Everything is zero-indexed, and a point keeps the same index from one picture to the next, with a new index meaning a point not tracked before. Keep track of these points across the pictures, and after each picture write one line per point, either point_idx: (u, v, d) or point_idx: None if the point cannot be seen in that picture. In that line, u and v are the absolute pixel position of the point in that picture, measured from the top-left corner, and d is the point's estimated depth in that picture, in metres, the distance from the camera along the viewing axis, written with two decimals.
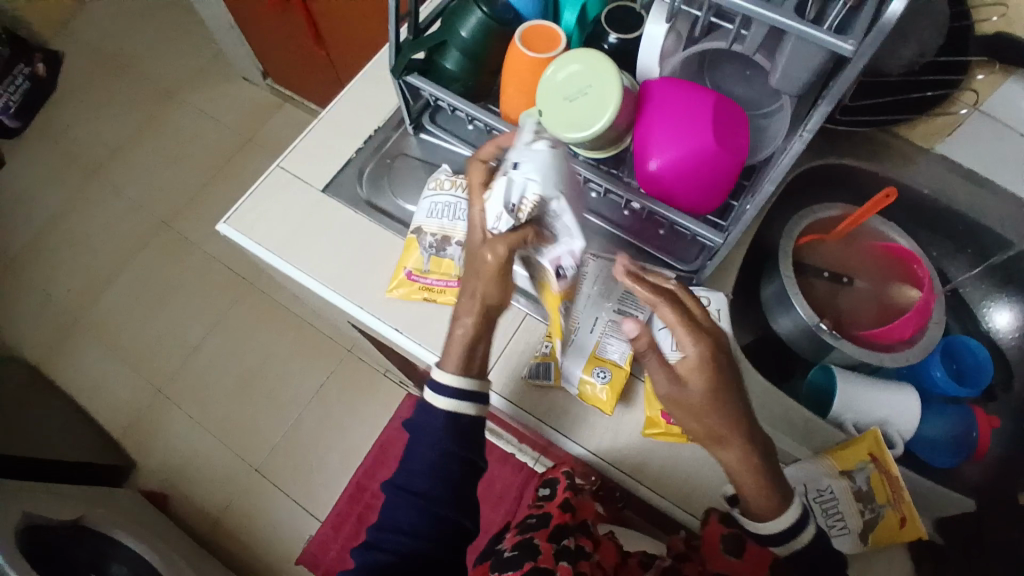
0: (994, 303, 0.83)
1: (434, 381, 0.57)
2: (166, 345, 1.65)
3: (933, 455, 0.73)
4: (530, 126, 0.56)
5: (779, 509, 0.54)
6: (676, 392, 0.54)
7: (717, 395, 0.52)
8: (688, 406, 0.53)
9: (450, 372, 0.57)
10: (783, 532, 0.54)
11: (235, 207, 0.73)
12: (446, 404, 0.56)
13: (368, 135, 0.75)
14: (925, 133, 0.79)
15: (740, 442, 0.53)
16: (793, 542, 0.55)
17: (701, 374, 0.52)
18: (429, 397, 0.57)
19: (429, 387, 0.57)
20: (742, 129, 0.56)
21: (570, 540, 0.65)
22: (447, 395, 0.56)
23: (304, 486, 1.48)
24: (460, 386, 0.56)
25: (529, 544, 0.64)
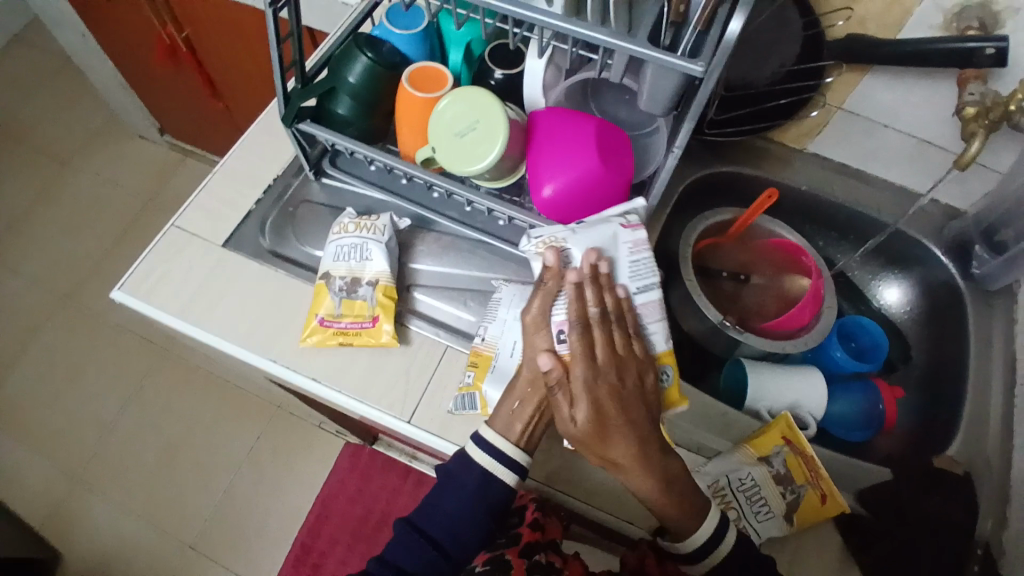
0: (884, 283, 0.92)
1: (479, 436, 0.59)
2: (77, 426, 1.53)
3: (846, 432, 0.79)
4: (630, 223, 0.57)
5: (693, 527, 0.57)
6: (568, 423, 0.55)
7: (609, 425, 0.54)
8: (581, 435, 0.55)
9: (495, 431, 0.59)
10: (698, 548, 0.57)
11: (130, 271, 0.69)
12: (482, 458, 0.59)
13: (269, 184, 0.74)
14: (797, 135, 0.86)
15: (634, 462, 0.55)
16: (712, 555, 0.58)
17: (588, 411, 0.54)
18: (472, 451, 0.59)
19: (473, 441, 0.60)
20: (625, 148, 0.59)
21: (541, 556, 0.63)
22: (484, 449, 0.59)
23: (246, 557, 1.40)
24: (504, 452, 0.58)
25: (499, 562, 0.61)
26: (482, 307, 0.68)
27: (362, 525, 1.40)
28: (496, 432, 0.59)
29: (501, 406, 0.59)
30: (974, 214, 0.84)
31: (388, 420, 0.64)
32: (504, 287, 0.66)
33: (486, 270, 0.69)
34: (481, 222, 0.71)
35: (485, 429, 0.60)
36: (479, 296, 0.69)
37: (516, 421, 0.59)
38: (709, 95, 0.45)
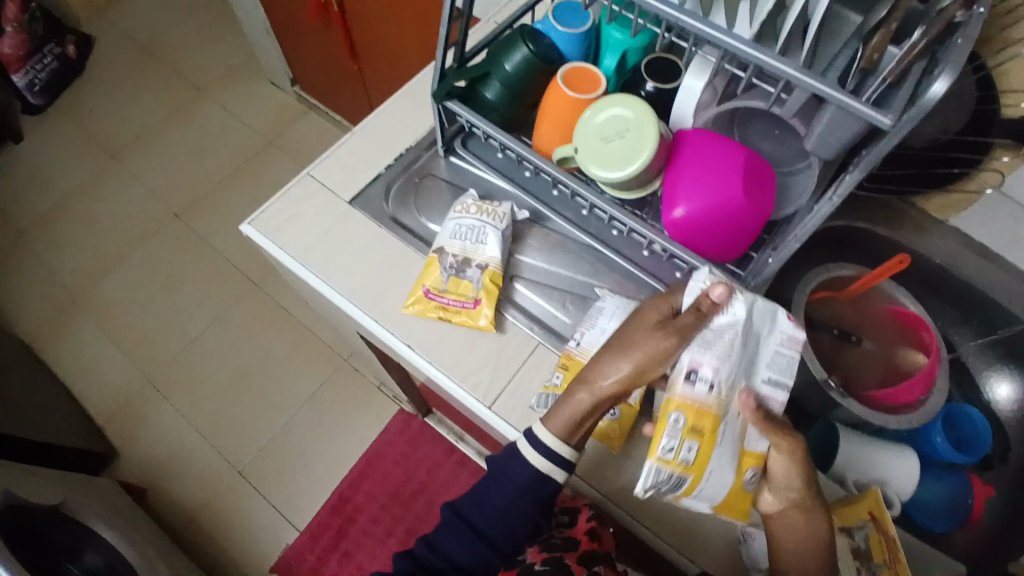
0: (994, 375, 0.83)
1: (534, 434, 0.57)
2: (165, 336, 1.65)
3: (928, 521, 0.73)
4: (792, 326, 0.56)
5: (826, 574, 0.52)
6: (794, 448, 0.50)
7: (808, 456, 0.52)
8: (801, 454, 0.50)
9: (553, 432, 0.56)
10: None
11: (261, 209, 0.74)
12: (536, 458, 0.57)
13: (399, 152, 0.76)
14: (942, 205, 0.81)
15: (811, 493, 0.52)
16: None
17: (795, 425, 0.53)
18: (522, 447, 0.58)
19: (526, 439, 0.58)
20: (769, 187, 0.57)
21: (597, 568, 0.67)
22: (544, 450, 0.57)
23: (287, 493, 1.47)
24: (557, 451, 0.57)
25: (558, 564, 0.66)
26: (580, 311, 0.68)
27: (398, 492, 1.44)
28: (553, 434, 0.56)
29: (560, 402, 0.56)
30: None
31: (470, 400, 0.66)
32: (608, 297, 0.66)
33: (590, 276, 0.69)
34: (595, 228, 0.71)
35: (539, 428, 0.57)
36: (580, 300, 0.69)
37: (571, 425, 0.56)
38: (888, 150, 0.43)
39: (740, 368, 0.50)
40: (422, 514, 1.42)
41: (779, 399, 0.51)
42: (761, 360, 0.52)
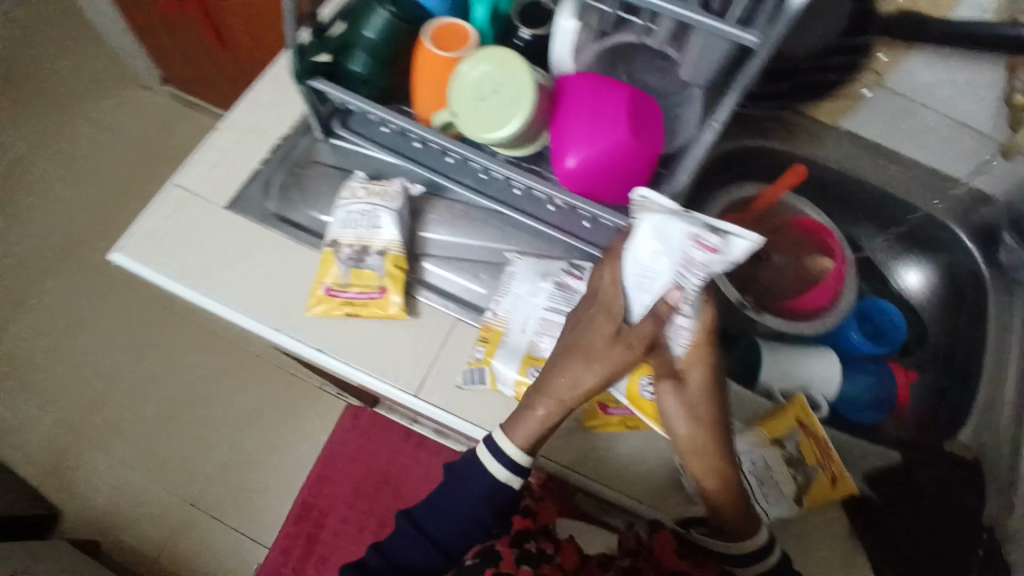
0: (904, 265, 0.89)
1: (495, 446, 0.57)
2: (84, 378, 1.52)
3: (858, 413, 0.77)
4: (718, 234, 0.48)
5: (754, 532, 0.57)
6: (679, 398, 0.55)
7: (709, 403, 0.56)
8: (688, 403, 0.56)
9: (516, 447, 0.56)
10: (756, 552, 0.58)
11: (129, 233, 0.67)
12: (494, 466, 0.57)
13: (275, 142, 0.71)
14: (831, 110, 0.82)
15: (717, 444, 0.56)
16: (764, 562, 0.58)
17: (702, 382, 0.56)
18: (481, 454, 0.58)
19: (485, 446, 0.58)
20: (657, 121, 0.56)
21: (530, 545, 0.68)
22: (503, 463, 0.57)
23: (249, 512, 1.41)
24: (518, 462, 0.57)
25: (491, 554, 0.67)
26: (493, 280, 0.66)
27: (363, 485, 1.40)
28: (517, 448, 0.56)
29: (519, 411, 0.57)
30: (1005, 198, 0.80)
31: (397, 392, 0.63)
32: (518, 261, 0.64)
33: (500, 241, 0.67)
34: (495, 189, 0.67)
35: (499, 435, 0.57)
36: (492, 268, 0.66)
37: (526, 429, 0.56)
38: (759, 70, 0.43)
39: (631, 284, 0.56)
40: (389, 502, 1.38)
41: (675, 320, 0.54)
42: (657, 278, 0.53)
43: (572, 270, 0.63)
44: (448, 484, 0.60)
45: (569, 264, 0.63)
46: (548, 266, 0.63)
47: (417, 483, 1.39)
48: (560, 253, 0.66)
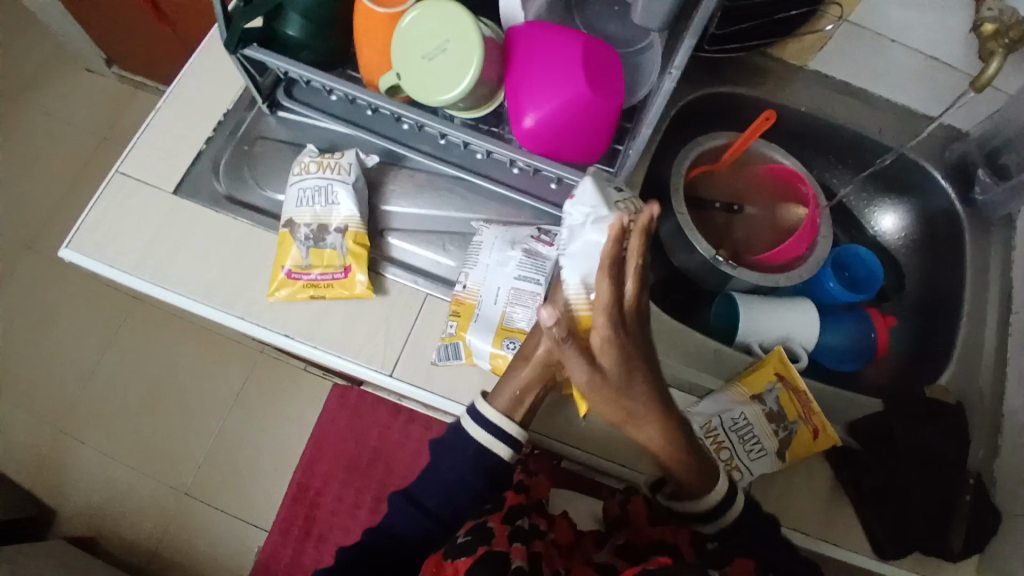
0: (879, 210, 0.90)
1: (475, 412, 0.56)
2: (51, 368, 1.35)
3: (837, 362, 0.78)
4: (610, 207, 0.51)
5: (709, 486, 0.55)
6: (593, 380, 0.52)
7: (633, 378, 0.53)
8: (603, 388, 0.52)
9: (495, 409, 0.56)
10: (714, 508, 0.55)
11: (75, 227, 0.64)
12: (481, 437, 0.56)
13: (220, 119, 0.68)
14: (797, 50, 0.80)
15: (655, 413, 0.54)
16: (722, 520, 0.55)
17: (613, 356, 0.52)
18: (464, 424, 0.57)
19: (468, 416, 0.56)
20: (615, 72, 0.53)
21: (525, 521, 0.54)
22: (483, 427, 0.56)
23: (240, 496, 1.28)
24: (499, 426, 0.55)
25: (481, 530, 0.53)
26: (461, 250, 0.64)
27: (354, 463, 1.27)
28: (497, 410, 0.56)
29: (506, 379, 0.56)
30: (978, 134, 0.79)
31: (370, 372, 0.60)
32: (486, 230, 0.62)
33: (465, 210, 0.65)
34: (457, 155, 0.64)
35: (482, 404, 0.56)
36: (458, 239, 0.64)
37: (514, 399, 0.56)
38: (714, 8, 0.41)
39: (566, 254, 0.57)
40: (387, 477, 1.26)
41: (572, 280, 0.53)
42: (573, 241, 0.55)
43: (541, 237, 0.61)
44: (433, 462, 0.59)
45: (538, 230, 0.62)
46: (516, 234, 0.61)
47: (411, 457, 1.27)
48: (528, 219, 0.65)
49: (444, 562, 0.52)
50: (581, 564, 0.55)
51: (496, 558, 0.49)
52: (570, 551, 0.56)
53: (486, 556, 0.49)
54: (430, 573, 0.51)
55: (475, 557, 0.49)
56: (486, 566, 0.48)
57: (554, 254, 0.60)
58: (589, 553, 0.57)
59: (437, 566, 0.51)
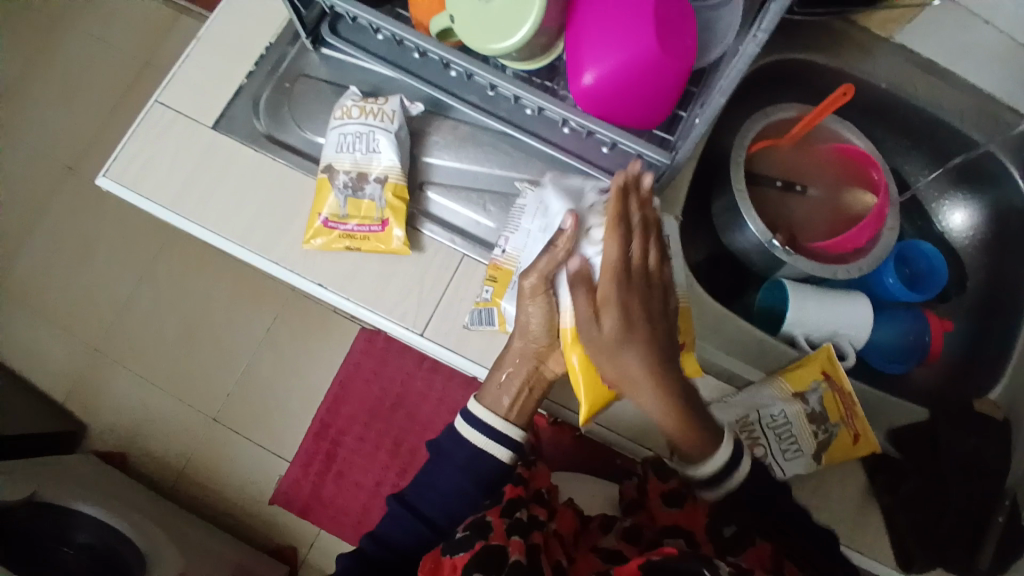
0: (950, 203, 0.83)
1: (467, 412, 0.59)
2: (90, 291, 1.38)
3: (883, 363, 0.75)
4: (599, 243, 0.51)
5: (710, 451, 0.52)
6: (593, 333, 0.49)
7: (637, 332, 0.49)
8: (600, 345, 0.49)
9: (483, 408, 0.58)
10: (715, 474, 0.53)
11: (113, 157, 0.63)
12: (477, 439, 0.57)
13: (261, 54, 0.65)
14: (883, 21, 0.73)
15: (648, 377, 0.50)
16: (727, 483, 0.53)
17: (615, 316, 0.48)
18: (462, 429, 0.58)
19: (461, 418, 0.59)
20: (688, 29, 0.48)
21: (523, 513, 0.51)
22: (478, 429, 0.57)
23: (267, 429, 1.29)
24: (501, 430, 0.57)
25: (480, 524, 0.50)
26: (503, 211, 0.61)
27: (376, 407, 1.29)
28: (482, 406, 0.58)
29: (489, 379, 0.58)
30: None
31: (400, 330, 0.59)
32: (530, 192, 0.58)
33: (510, 169, 0.61)
34: (507, 110, 0.60)
35: (473, 402, 0.59)
36: (500, 200, 0.61)
37: (504, 395, 0.57)
38: None
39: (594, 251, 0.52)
40: (406, 424, 1.27)
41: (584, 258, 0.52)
42: None
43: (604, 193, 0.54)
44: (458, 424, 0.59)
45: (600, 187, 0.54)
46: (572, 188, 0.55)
47: (429, 407, 1.27)
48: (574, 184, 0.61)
49: (443, 558, 0.49)
50: (586, 552, 0.53)
51: (494, 554, 0.47)
52: (574, 542, 0.54)
53: (485, 555, 0.47)
54: (428, 569, 0.49)
55: (473, 553, 0.47)
56: (483, 563, 0.46)
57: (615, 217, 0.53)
58: (595, 540, 0.55)
59: (435, 563, 0.49)
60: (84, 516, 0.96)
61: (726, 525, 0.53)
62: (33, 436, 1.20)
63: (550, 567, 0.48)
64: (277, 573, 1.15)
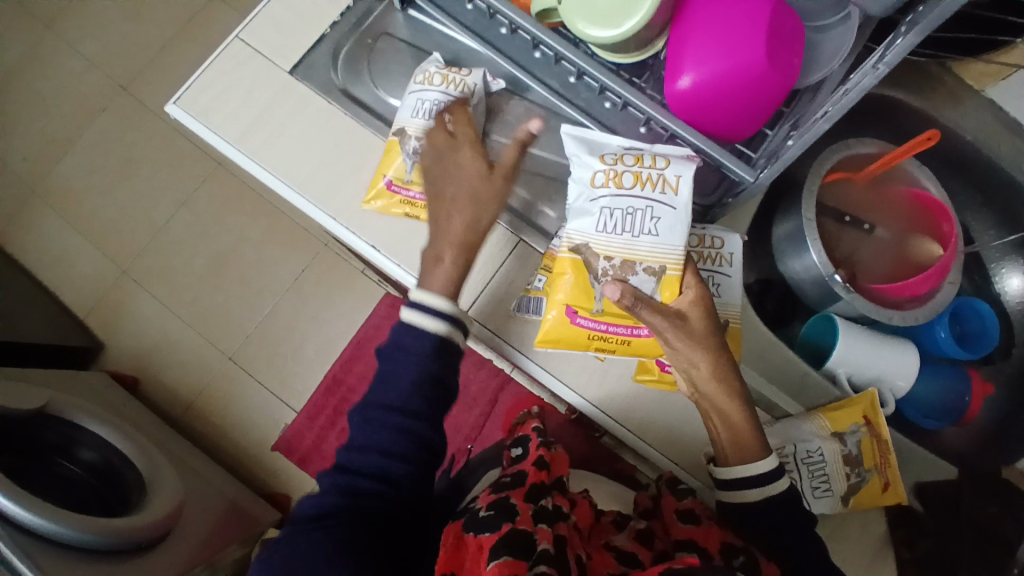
0: (1009, 266, 0.80)
1: (416, 301, 0.51)
2: (129, 214, 1.39)
3: (917, 415, 0.74)
4: (601, 209, 0.51)
5: (760, 455, 0.52)
6: (679, 327, 0.50)
7: (714, 328, 0.51)
8: (695, 332, 0.50)
9: (436, 293, 0.51)
10: (766, 473, 0.51)
11: (186, 85, 0.63)
12: (422, 323, 0.50)
13: (347, 5, 0.64)
14: (978, 73, 0.72)
15: (728, 382, 0.52)
16: (770, 488, 0.51)
17: (698, 307, 0.51)
18: (407, 316, 0.50)
19: (409, 307, 0.50)
20: (797, 48, 0.47)
21: (548, 501, 0.51)
22: (430, 315, 0.50)
23: (281, 377, 1.30)
24: (445, 310, 0.50)
25: (504, 506, 0.49)
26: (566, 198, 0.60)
27: None
28: (430, 291, 0.51)
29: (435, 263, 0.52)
30: None
31: None
32: None
33: None
34: (586, 100, 0.59)
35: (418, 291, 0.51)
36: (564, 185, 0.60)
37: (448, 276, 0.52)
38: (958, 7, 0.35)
39: (610, 205, 0.50)
40: None
41: (597, 218, 0.51)
42: (620, 200, 0.50)
43: (630, 150, 0.52)
44: (451, 344, 0.51)
45: (630, 145, 0.52)
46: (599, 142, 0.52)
47: None
48: None
49: (465, 536, 0.49)
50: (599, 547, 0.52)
51: (520, 537, 0.46)
52: (588, 536, 0.53)
53: (509, 534, 0.46)
54: (451, 546, 0.48)
55: (500, 534, 0.46)
56: (509, 544, 0.45)
57: (636, 164, 0.51)
58: (607, 536, 0.54)
59: (457, 540, 0.49)
60: (93, 436, 0.95)
61: (737, 554, 0.49)
62: (53, 347, 1.21)
63: (574, 560, 0.47)
64: (269, 518, 1.16)
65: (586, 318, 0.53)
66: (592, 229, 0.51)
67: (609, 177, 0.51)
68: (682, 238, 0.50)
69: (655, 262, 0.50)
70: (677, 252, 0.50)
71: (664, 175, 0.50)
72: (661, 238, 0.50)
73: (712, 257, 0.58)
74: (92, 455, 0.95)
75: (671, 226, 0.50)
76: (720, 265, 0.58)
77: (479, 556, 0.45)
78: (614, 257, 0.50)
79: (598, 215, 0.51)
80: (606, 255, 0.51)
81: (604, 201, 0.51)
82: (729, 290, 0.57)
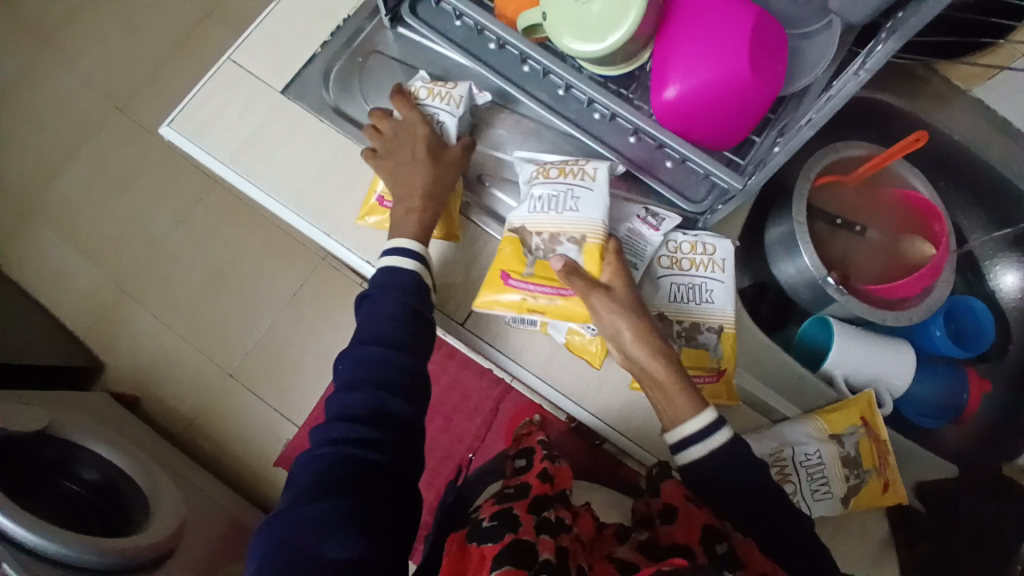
0: (1002, 264, 0.80)
1: (389, 247, 0.54)
2: (127, 232, 1.40)
3: (917, 415, 0.74)
4: (533, 195, 0.56)
5: (697, 408, 0.51)
6: (608, 298, 0.52)
7: (637, 298, 0.54)
8: (620, 301, 0.53)
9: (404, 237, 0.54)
10: (702, 427, 0.51)
11: (180, 106, 0.63)
12: (401, 263, 0.53)
13: (337, 25, 0.65)
14: (964, 73, 0.72)
15: (658, 344, 0.52)
16: (710, 441, 0.51)
17: (622, 280, 0.53)
18: (388, 259, 0.53)
19: (387, 252, 0.54)
20: (781, 57, 0.48)
21: (552, 513, 0.50)
22: (406, 255, 0.53)
23: (282, 392, 1.30)
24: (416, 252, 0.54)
25: (508, 517, 0.49)
26: None
27: None
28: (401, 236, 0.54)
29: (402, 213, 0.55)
30: None
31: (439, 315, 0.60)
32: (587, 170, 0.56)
33: None
34: (576, 112, 0.60)
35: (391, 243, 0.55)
36: None
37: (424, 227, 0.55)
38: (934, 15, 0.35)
39: (539, 190, 0.56)
40: None
41: (528, 205, 0.56)
42: (547, 185, 0.56)
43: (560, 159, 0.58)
44: (423, 283, 0.54)
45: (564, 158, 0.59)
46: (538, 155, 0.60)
47: None
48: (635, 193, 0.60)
49: (468, 546, 0.49)
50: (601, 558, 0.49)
51: (523, 548, 0.45)
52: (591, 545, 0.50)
53: (513, 544, 0.46)
54: (454, 558, 0.48)
55: (502, 545, 0.46)
56: (513, 554, 0.44)
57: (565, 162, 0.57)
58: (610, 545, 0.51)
59: (461, 547, 0.49)
60: (95, 456, 0.95)
61: (719, 542, 0.46)
62: (54, 367, 1.21)
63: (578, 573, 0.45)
64: None
65: (518, 279, 0.55)
66: (524, 216, 0.56)
67: (540, 170, 0.57)
68: (602, 213, 0.54)
69: (577, 231, 0.54)
70: (596, 223, 0.53)
71: (585, 168, 0.56)
72: (582, 213, 0.54)
73: (704, 262, 0.58)
74: (94, 475, 0.95)
75: (590, 204, 0.54)
76: (713, 271, 0.57)
77: (482, 565, 0.46)
78: (544, 231, 0.55)
79: (529, 201, 0.56)
80: (538, 232, 0.55)
81: (535, 189, 0.57)
82: (722, 296, 0.57)
